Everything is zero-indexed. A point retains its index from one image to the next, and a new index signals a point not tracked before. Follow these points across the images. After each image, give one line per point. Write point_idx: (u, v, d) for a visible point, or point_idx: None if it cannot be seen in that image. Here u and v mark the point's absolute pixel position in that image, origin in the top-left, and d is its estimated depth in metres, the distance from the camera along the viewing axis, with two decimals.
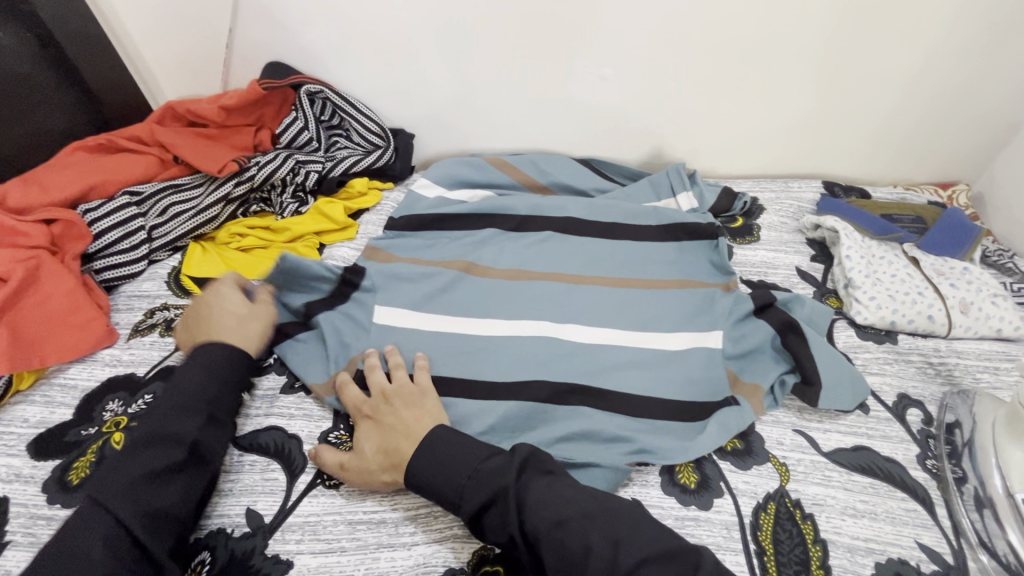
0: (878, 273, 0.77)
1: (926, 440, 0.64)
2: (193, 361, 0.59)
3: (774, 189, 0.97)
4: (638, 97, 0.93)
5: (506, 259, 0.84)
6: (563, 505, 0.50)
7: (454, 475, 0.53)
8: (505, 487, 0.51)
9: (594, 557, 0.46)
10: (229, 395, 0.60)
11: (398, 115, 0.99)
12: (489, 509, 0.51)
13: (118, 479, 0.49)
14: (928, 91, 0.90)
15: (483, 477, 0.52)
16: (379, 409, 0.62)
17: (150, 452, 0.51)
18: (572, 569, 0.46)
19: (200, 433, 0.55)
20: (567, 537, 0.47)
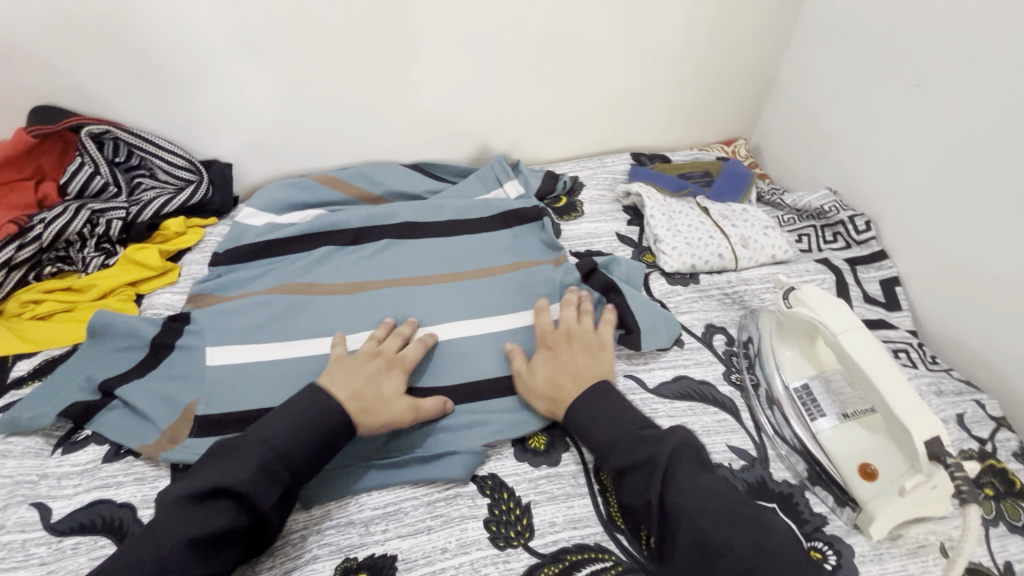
0: (677, 226, 0.88)
1: (729, 358, 0.75)
2: (291, 416, 0.56)
3: (592, 166, 1.06)
4: (450, 97, 0.97)
5: (344, 274, 0.83)
6: (707, 498, 0.51)
7: (610, 429, 0.59)
8: (655, 457, 0.54)
9: (730, 552, 0.47)
10: (312, 447, 0.55)
11: (207, 146, 0.94)
12: (629, 467, 0.55)
13: (180, 538, 0.47)
14: (696, 63, 1.05)
15: (636, 442, 0.56)
16: (562, 346, 0.68)
17: (211, 509, 0.49)
18: (705, 557, 0.48)
19: (271, 509, 0.52)
20: (708, 530, 0.48)
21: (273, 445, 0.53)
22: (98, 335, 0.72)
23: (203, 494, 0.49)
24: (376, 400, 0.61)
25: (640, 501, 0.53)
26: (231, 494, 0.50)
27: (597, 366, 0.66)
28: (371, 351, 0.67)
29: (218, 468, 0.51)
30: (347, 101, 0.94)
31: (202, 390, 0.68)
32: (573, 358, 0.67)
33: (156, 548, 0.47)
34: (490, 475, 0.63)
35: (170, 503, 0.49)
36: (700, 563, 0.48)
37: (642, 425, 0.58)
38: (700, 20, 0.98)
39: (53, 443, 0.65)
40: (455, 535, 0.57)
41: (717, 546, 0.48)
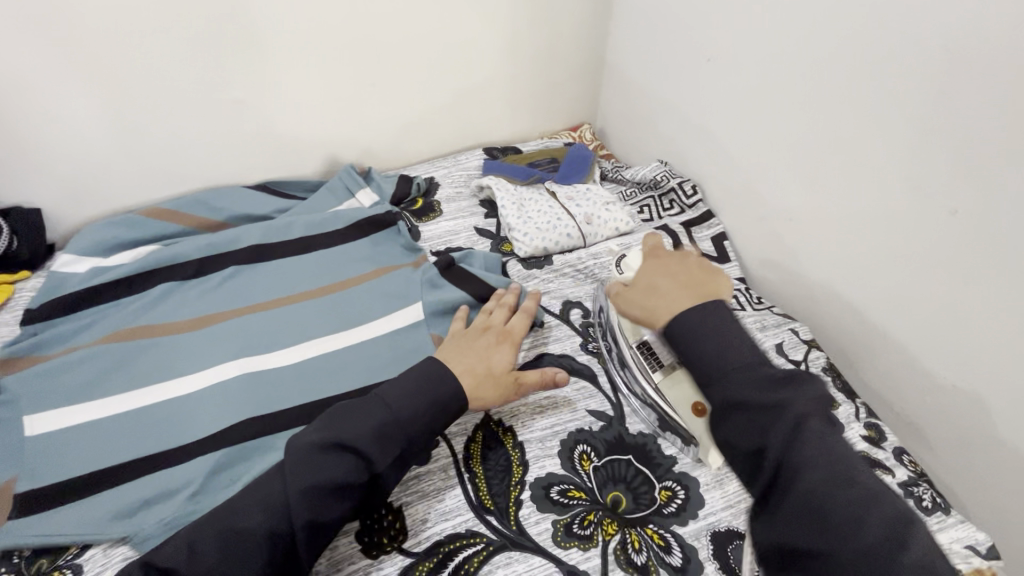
0: (528, 212, 0.92)
1: (585, 328, 0.80)
2: (412, 376, 0.60)
3: (446, 165, 1.07)
4: (285, 111, 0.94)
5: (186, 310, 0.78)
6: (828, 460, 0.52)
7: (718, 362, 0.58)
8: (791, 409, 0.54)
9: (847, 518, 0.48)
10: (433, 425, 0.58)
11: (5, 191, 0.83)
12: (742, 419, 0.56)
13: (300, 482, 0.51)
14: (528, 56, 1.09)
15: (753, 386, 0.56)
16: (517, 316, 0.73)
17: (338, 459, 0.53)
18: (819, 523, 0.49)
19: (386, 469, 0.54)
20: (825, 499, 0.50)
21: (393, 409, 0.56)
22: None
23: (332, 444, 0.53)
24: (486, 376, 0.64)
25: (750, 448, 0.56)
26: (351, 448, 0.53)
27: (696, 288, 0.65)
28: (479, 325, 0.71)
29: (342, 424, 0.55)
30: (166, 126, 0.87)
31: (23, 464, 0.61)
32: (698, 271, 0.68)
33: (282, 485, 0.51)
34: None
35: (302, 454, 0.53)
36: (807, 527, 0.50)
37: (738, 365, 0.58)
38: (524, 13, 1.03)
39: None
40: (325, 556, 0.56)
41: (836, 514, 0.49)
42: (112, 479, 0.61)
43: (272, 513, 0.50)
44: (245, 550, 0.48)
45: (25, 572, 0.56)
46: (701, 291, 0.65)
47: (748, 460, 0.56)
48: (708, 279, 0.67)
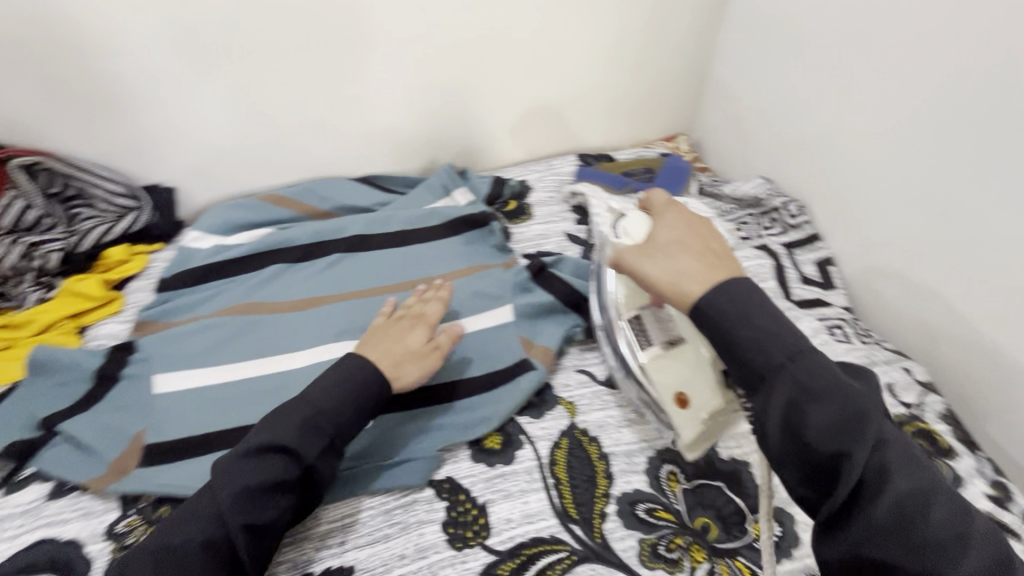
0: (622, 222, 0.91)
1: None
2: (333, 376, 0.59)
3: (540, 169, 1.08)
4: (394, 109, 0.98)
5: (294, 291, 0.83)
6: (900, 454, 0.46)
7: (770, 345, 0.47)
8: (866, 407, 0.46)
9: (936, 523, 0.43)
10: (348, 425, 0.58)
11: (150, 170, 0.93)
12: (821, 417, 0.45)
13: (231, 489, 0.52)
14: (632, 64, 1.08)
15: (822, 377, 0.47)
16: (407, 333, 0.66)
17: (270, 462, 0.54)
18: (908, 533, 0.42)
19: (316, 460, 0.56)
20: (917, 509, 0.43)
21: (316, 404, 0.57)
22: (38, 371, 0.70)
23: (271, 448, 0.54)
24: (406, 356, 0.64)
25: (826, 455, 0.44)
26: (281, 449, 0.54)
27: (704, 259, 0.54)
28: (400, 311, 0.69)
29: (269, 429, 0.55)
30: (289, 118, 0.94)
31: (151, 418, 0.67)
32: (681, 257, 0.55)
33: (215, 498, 0.52)
34: (446, 478, 0.63)
35: (222, 470, 0.53)
36: (900, 547, 0.42)
37: (792, 351, 0.47)
38: (632, 21, 1.02)
39: None
40: (413, 541, 0.58)
41: (933, 524, 0.43)
42: (224, 441, 0.66)
43: (207, 522, 0.51)
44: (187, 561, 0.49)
45: (145, 516, 0.61)
46: (710, 265, 0.54)
47: (816, 468, 0.45)
48: (715, 247, 0.56)
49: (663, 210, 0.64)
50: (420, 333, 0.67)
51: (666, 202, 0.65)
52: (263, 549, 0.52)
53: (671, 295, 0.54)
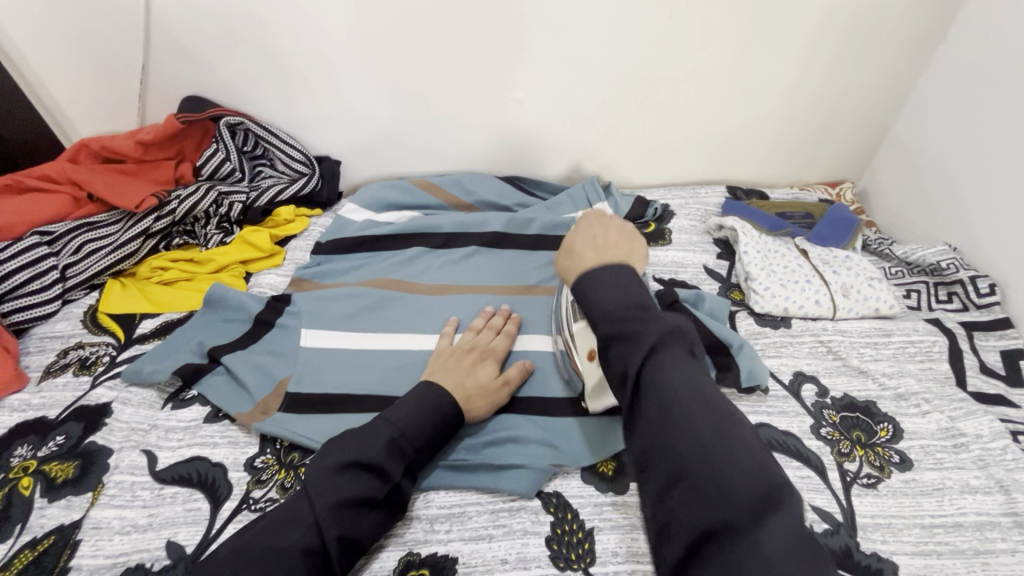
0: (772, 265, 0.85)
1: (819, 411, 0.69)
2: (418, 400, 0.60)
3: (683, 196, 1.04)
4: (551, 116, 0.99)
5: (431, 275, 0.87)
6: (685, 389, 0.43)
7: (606, 294, 0.50)
8: (644, 332, 0.46)
9: (698, 449, 0.40)
10: (427, 446, 0.59)
11: (324, 142, 1.02)
12: (616, 345, 0.47)
13: (328, 497, 0.50)
14: (809, 101, 1.00)
15: (628, 316, 0.48)
16: (470, 356, 0.69)
17: (363, 477, 0.53)
18: (671, 441, 0.41)
19: (400, 478, 0.56)
20: (672, 419, 0.42)
21: (401, 426, 0.57)
22: (212, 304, 0.79)
23: (367, 466, 0.53)
24: (477, 391, 0.65)
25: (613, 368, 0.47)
26: (374, 466, 0.54)
27: (611, 252, 0.57)
28: (468, 344, 0.70)
29: (360, 443, 0.55)
30: (453, 112, 0.98)
31: (295, 368, 0.73)
32: (612, 243, 0.59)
33: (311, 506, 0.50)
34: (554, 492, 0.63)
35: (317, 476, 0.52)
36: (660, 444, 0.42)
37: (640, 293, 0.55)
38: (818, 57, 0.94)
39: (163, 398, 0.71)
40: (516, 548, 0.57)
41: (672, 385, 0.43)
42: (352, 405, 0.69)
43: (306, 528, 0.49)
44: (290, 570, 0.46)
45: (277, 460, 0.65)
46: (609, 255, 0.56)
47: (618, 390, 0.47)
48: (616, 247, 0.58)
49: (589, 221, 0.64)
50: (489, 367, 0.68)
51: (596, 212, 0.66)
52: (348, 563, 0.50)
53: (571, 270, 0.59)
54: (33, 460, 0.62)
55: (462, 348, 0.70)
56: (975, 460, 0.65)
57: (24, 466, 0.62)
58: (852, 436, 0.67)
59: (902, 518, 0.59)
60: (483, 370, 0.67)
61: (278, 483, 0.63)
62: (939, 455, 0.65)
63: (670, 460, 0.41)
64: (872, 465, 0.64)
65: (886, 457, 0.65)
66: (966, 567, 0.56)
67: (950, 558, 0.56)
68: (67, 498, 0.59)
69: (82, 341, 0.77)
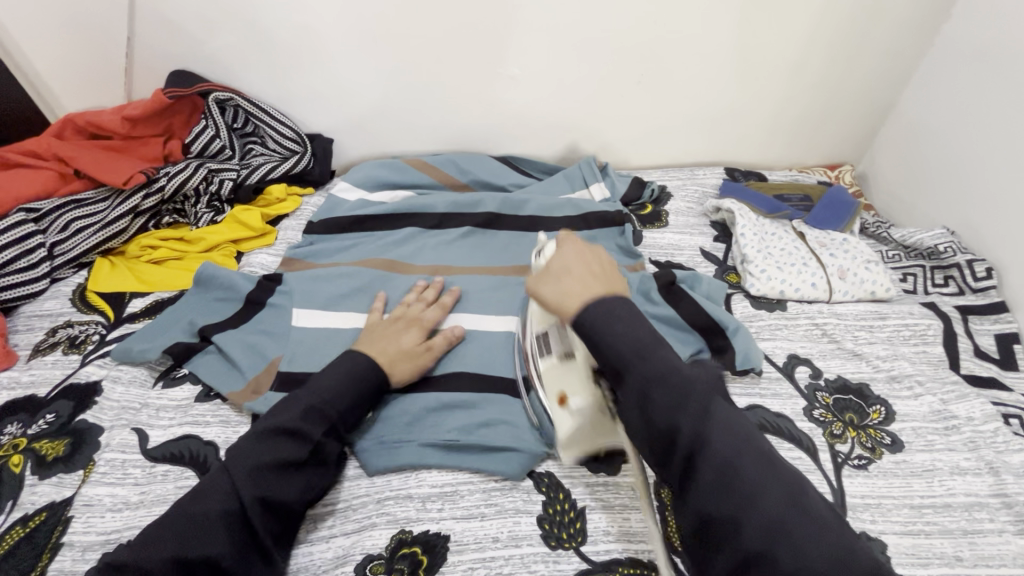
0: (769, 248, 0.84)
1: (812, 394, 0.70)
2: (340, 369, 0.61)
3: (681, 177, 1.03)
4: (548, 94, 0.97)
5: (425, 256, 0.86)
6: (740, 441, 0.43)
7: (634, 336, 0.49)
8: (695, 381, 0.46)
9: (766, 503, 0.40)
10: (352, 411, 0.60)
11: (315, 120, 1.00)
12: (661, 398, 0.45)
13: (245, 463, 0.52)
14: (810, 81, 0.99)
15: (664, 363, 0.47)
16: (395, 322, 0.70)
17: (280, 443, 0.54)
18: (744, 505, 0.40)
19: (323, 438, 0.57)
20: (736, 473, 0.42)
21: (319, 393, 0.59)
22: (202, 284, 0.78)
23: (284, 431, 0.55)
24: (401, 354, 0.66)
25: (661, 428, 0.45)
26: (291, 431, 0.55)
27: (594, 284, 0.54)
28: (397, 313, 0.71)
29: (279, 413, 0.57)
30: (447, 90, 0.96)
31: (287, 348, 0.72)
32: (590, 271, 0.56)
33: (229, 473, 0.52)
34: (545, 472, 0.63)
35: (241, 445, 0.54)
36: (724, 503, 0.41)
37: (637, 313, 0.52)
38: (819, 35, 0.92)
39: (154, 376, 0.70)
40: (507, 527, 0.57)
41: (721, 431, 0.44)
42: None
43: (225, 493, 0.50)
44: (210, 530, 0.48)
45: None
46: (595, 288, 0.53)
47: (659, 444, 0.45)
48: (600, 277, 0.55)
49: (574, 246, 0.60)
50: (416, 333, 0.69)
51: (569, 236, 0.63)
52: (275, 524, 0.52)
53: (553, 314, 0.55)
54: (23, 438, 0.62)
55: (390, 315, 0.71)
56: (966, 442, 0.65)
57: (13, 444, 0.61)
58: (845, 418, 0.67)
59: (892, 498, 0.60)
60: (406, 335, 0.68)
61: None
62: (931, 437, 0.66)
63: (723, 507, 0.41)
64: (864, 446, 0.64)
65: (878, 439, 0.65)
66: (953, 547, 0.56)
67: (938, 538, 0.57)
68: (57, 476, 0.59)
69: (71, 320, 0.76)
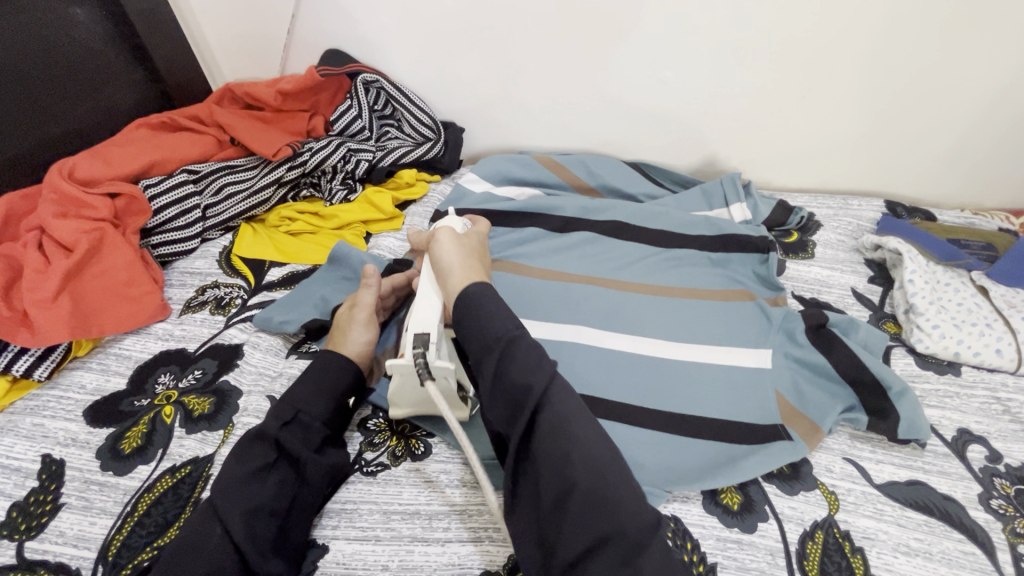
0: (942, 300, 0.74)
1: (989, 479, 0.60)
2: (310, 375, 0.61)
3: (832, 205, 0.93)
4: (697, 101, 0.91)
5: (549, 261, 0.84)
6: (572, 407, 0.45)
7: (504, 321, 0.49)
8: (546, 361, 0.47)
9: (576, 453, 0.42)
10: (321, 401, 0.59)
11: (451, 108, 0.99)
12: (518, 369, 0.46)
13: (222, 484, 0.51)
14: (1012, 114, 0.85)
15: (520, 339, 0.48)
16: (339, 323, 0.68)
17: (251, 452, 0.54)
18: (564, 454, 0.42)
19: (279, 431, 0.55)
20: (566, 429, 0.43)
21: (284, 398, 0.59)
22: (335, 262, 0.79)
23: (256, 437, 0.55)
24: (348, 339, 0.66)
25: (514, 387, 0.45)
26: (258, 436, 0.55)
27: (480, 265, 0.61)
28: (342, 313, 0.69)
29: (252, 426, 0.57)
30: (590, 89, 0.92)
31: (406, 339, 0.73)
32: (478, 257, 0.63)
33: (216, 494, 0.51)
34: (672, 515, 0.58)
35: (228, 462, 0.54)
36: (551, 453, 0.43)
37: (512, 331, 0.49)
38: None
39: (287, 347, 0.72)
40: None
41: (561, 395, 0.46)
42: None
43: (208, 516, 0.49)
44: (201, 551, 0.47)
45: (392, 429, 0.65)
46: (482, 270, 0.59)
47: (506, 404, 0.46)
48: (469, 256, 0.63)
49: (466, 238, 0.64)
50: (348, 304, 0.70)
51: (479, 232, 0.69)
52: (267, 532, 0.50)
53: (443, 277, 0.58)
54: (174, 390, 0.66)
55: (339, 320, 0.69)
56: None
57: (166, 395, 0.65)
58: None
59: None
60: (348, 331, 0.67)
61: (390, 450, 0.63)
62: None
63: (552, 451, 0.43)
64: None
65: None
66: None
67: None
68: (202, 432, 0.62)
69: (218, 281, 0.81)
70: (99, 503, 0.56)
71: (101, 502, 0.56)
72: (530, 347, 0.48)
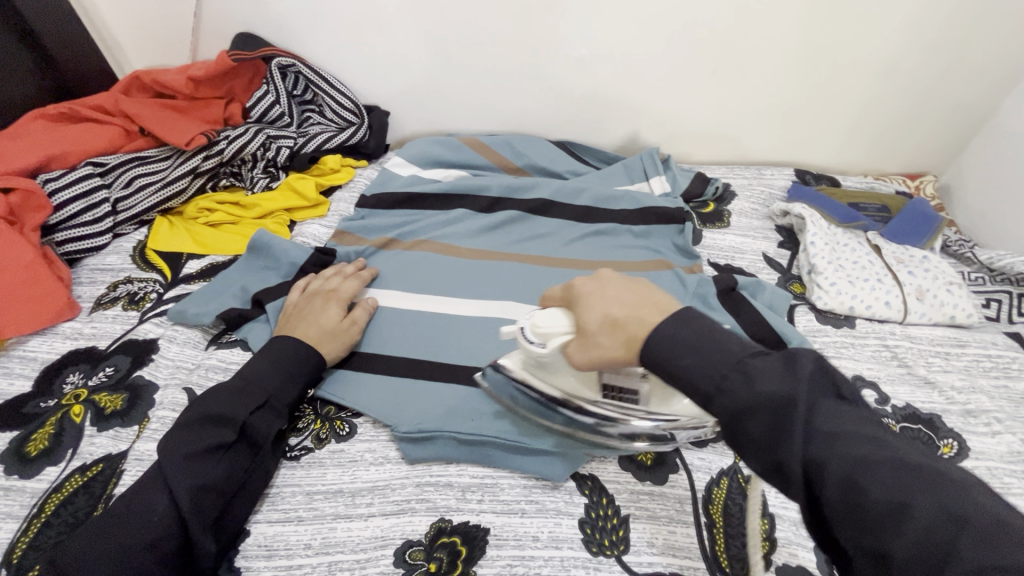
0: (840, 259, 0.80)
1: (877, 419, 0.65)
2: (269, 356, 0.62)
3: (747, 176, 0.98)
4: (615, 78, 0.93)
5: (475, 240, 0.85)
6: (870, 450, 0.34)
7: (714, 361, 0.39)
8: (789, 395, 0.36)
9: (914, 529, 0.31)
10: (290, 387, 0.61)
11: (373, 91, 0.98)
12: (762, 429, 0.36)
13: (175, 454, 0.52)
14: (903, 83, 0.91)
15: (752, 375, 0.37)
16: (325, 323, 0.67)
17: (205, 430, 0.54)
18: (893, 538, 0.31)
19: (250, 416, 0.56)
20: (876, 497, 0.32)
21: (247, 375, 0.59)
22: (256, 250, 0.77)
23: (219, 416, 0.55)
24: (332, 343, 0.66)
25: (777, 461, 0.35)
26: (217, 416, 0.55)
27: (637, 297, 0.44)
28: (328, 313, 0.68)
29: (212, 398, 0.56)
30: (509, 68, 0.92)
31: None
32: (616, 295, 0.45)
33: (162, 466, 0.51)
34: (588, 474, 0.60)
35: (181, 431, 0.54)
36: (874, 537, 0.32)
37: (739, 361, 0.38)
38: (918, 34, 0.84)
39: (206, 339, 0.71)
40: (547, 527, 0.56)
41: (836, 450, 0.34)
42: (388, 366, 0.69)
43: (156, 490, 0.50)
44: (144, 524, 0.48)
45: (316, 411, 0.65)
46: (639, 301, 0.44)
47: (771, 471, 0.36)
48: (655, 287, 0.46)
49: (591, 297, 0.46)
50: (337, 309, 0.69)
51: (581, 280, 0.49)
52: (213, 509, 0.51)
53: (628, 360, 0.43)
54: (84, 389, 0.64)
55: (324, 319, 0.67)
56: None
57: (75, 394, 0.63)
58: None
59: None
60: (336, 336, 0.67)
61: (314, 433, 0.63)
62: (1007, 479, 0.61)
63: (876, 539, 0.32)
64: None
65: None
66: None
67: None
68: (114, 429, 0.60)
69: (131, 276, 0.78)
70: (3, 508, 0.54)
71: (6, 506, 0.54)
72: (787, 397, 0.36)
